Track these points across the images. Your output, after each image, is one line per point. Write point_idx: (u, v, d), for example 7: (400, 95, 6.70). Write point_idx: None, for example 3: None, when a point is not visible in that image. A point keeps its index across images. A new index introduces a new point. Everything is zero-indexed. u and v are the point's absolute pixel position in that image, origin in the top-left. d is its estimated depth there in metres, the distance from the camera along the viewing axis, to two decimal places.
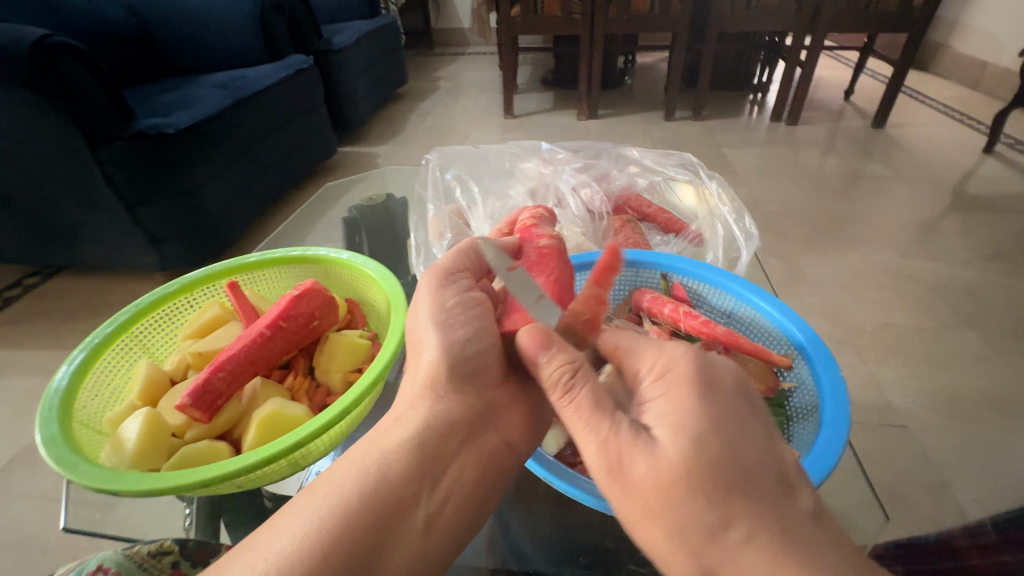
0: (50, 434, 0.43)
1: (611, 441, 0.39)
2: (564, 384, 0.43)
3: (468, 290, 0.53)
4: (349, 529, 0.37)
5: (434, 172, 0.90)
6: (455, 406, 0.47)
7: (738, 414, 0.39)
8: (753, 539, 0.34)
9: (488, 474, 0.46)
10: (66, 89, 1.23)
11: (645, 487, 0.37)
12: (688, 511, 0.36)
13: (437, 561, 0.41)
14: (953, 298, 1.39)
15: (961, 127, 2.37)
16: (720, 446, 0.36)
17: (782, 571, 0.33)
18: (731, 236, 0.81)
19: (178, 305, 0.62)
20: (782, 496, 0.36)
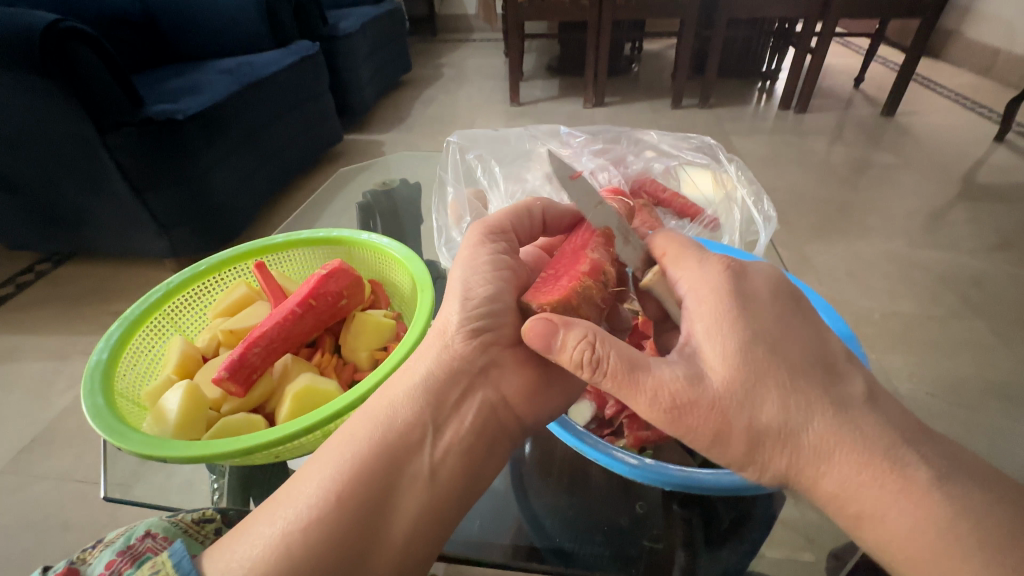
0: (96, 404, 0.44)
1: (665, 383, 0.41)
2: (588, 362, 0.42)
3: (499, 251, 0.55)
4: (361, 475, 0.42)
5: (455, 154, 0.91)
6: (456, 358, 0.49)
7: (775, 318, 0.43)
8: (818, 426, 0.39)
9: (488, 427, 0.49)
10: (77, 74, 1.24)
11: (713, 404, 0.41)
12: (757, 415, 0.40)
13: (445, 504, 0.44)
14: (959, 287, 1.39)
15: (971, 116, 2.35)
16: (769, 350, 0.41)
17: (849, 441, 0.39)
18: (749, 219, 0.84)
19: (207, 283, 0.63)
20: (833, 381, 0.41)
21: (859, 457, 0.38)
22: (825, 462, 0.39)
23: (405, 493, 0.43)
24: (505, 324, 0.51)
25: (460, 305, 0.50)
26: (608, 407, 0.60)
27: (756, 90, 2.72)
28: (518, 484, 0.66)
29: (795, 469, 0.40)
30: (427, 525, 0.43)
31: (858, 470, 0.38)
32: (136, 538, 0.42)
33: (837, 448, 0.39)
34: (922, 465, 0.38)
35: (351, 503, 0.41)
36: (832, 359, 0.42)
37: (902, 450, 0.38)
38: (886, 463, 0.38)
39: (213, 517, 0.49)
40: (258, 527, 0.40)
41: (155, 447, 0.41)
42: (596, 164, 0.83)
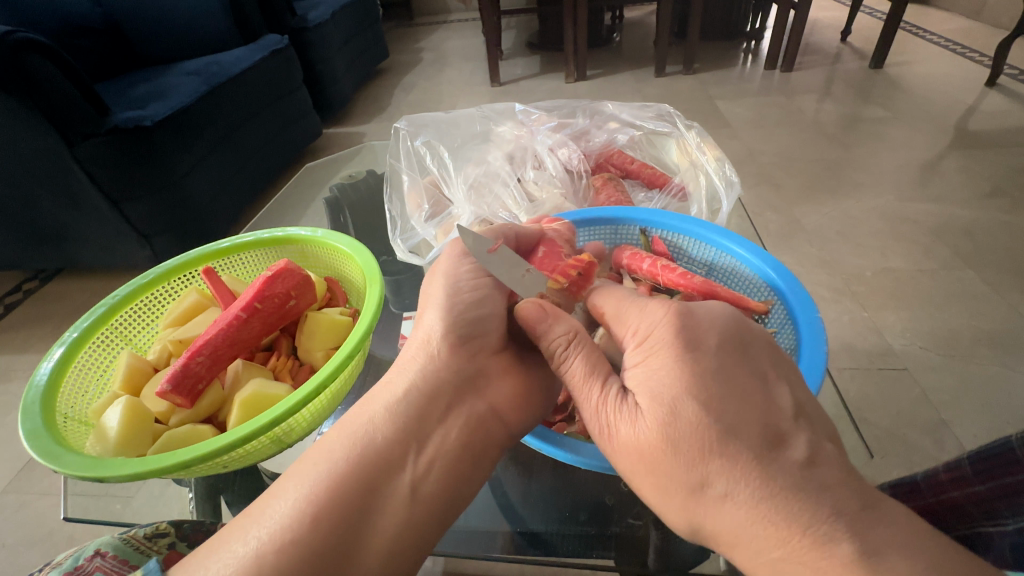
0: (34, 428, 0.47)
1: (606, 403, 0.42)
2: (560, 354, 0.47)
3: (489, 263, 0.56)
4: (339, 492, 0.40)
5: (404, 140, 0.89)
6: (443, 367, 0.48)
7: (718, 370, 0.39)
8: (730, 494, 0.36)
9: (475, 439, 0.46)
10: (36, 84, 1.20)
11: (631, 450, 0.40)
12: (673, 473, 0.38)
13: (424, 524, 0.42)
14: (952, 239, 1.37)
15: (962, 61, 2.29)
16: (700, 405, 0.38)
17: (758, 518, 0.35)
18: (712, 187, 0.80)
19: (156, 294, 0.65)
20: (768, 447, 0.36)
21: (773, 529, 0.34)
22: (740, 530, 0.35)
23: (386, 511, 0.41)
24: (489, 332, 0.52)
25: (446, 312, 0.50)
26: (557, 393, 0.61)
27: (741, 51, 2.65)
28: (494, 472, 0.65)
29: (714, 531, 0.37)
30: (407, 543, 0.40)
31: (773, 543, 0.34)
32: (85, 558, 0.44)
33: (753, 516, 0.35)
34: (848, 543, 0.32)
35: (327, 520, 0.38)
36: (776, 420, 0.37)
37: (826, 526, 0.33)
38: (802, 538, 0.33)
39: (168, 532, 0.49)
40: (233, 546, 0.37)
41: (90, 468, 0.43)
42: (554, 140, 0.82)
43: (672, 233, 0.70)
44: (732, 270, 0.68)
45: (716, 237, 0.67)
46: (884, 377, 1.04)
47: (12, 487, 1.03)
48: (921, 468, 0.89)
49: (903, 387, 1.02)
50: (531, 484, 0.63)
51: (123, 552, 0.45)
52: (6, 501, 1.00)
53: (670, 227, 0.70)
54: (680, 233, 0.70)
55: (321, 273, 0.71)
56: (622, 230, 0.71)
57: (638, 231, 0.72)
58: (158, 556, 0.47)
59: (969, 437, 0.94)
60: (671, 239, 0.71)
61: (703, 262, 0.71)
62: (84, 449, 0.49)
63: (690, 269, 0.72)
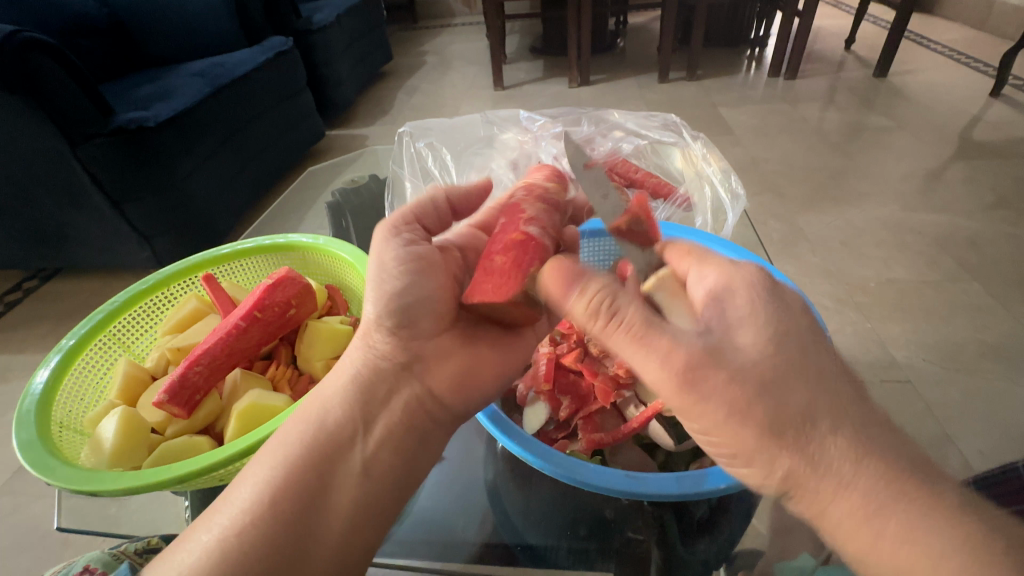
0: (28, 439, 0.46)
1: (684, 346, 0.37)
2: (605, 311, 0.39)
3: (409, 243, 0.49)
4: (285, 483, 0.41)
5: (408, 145, 0.88)
6: (378, 355, 0.47)
7: (809, 321, 0.38)
8: (840, 433, 0.34)
9: (416, 419, 0.46)
10: (39, 85, 1.20)
11: (728, 385, 0.35)
12: (779, 408, 0.35)
13: (381, 497, 0.43)
14: (957, 250, 1.36)
15: (966, 71, 2.28)
16: (804, 348, 0.36)
17: (868, 459, 0.34)
18: (718, 200, 0.81)
19: (154, 301, 0.64)
20: (859, 398, 0.37)
21: (882, 470, 0.34)
22: (848, 470, 0.34)
23: (337, 494, 0.41)
24: (422, 318, 0.47)
25: (376, 301, 0.46)
26: (563, 409, 0.61)
27: (745, 59, 2.65)
28: (493, 483, 0.64)
29: (809, 479, 0.35)
30: (362, 525, 0.41)
31: (882, 482, 0.33)
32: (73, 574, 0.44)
33: (861, 456, 0.34)
34: (948, 490, 0.34)
35: (273, 511, 0.39)
36: (857, 380, 0.38)
37: (925, 473, 0.34)
38: (910, 481, 0.33)
39: (159, 547, 0.49)
40: (196, 535, 0.39)
41: (82, 482, 0.42)
42: (558, 149, 0.80)
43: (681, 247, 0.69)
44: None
45: (725, 252, 0.66)
46: (888, 389, 1.03)
47: (7, 489, 1.02)
48: None
49: (907, 399, 1.01)
50: (529, 496, 0.62)
51: (113, 567, 0.45)
52: (1, 503, 0.99)
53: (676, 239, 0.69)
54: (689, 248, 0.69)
55: (322, 281, 0.71)
56: None
57: None
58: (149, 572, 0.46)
59: (973, 452, 0.93)
60: None
61: None
62: (79, 459, 0.49)
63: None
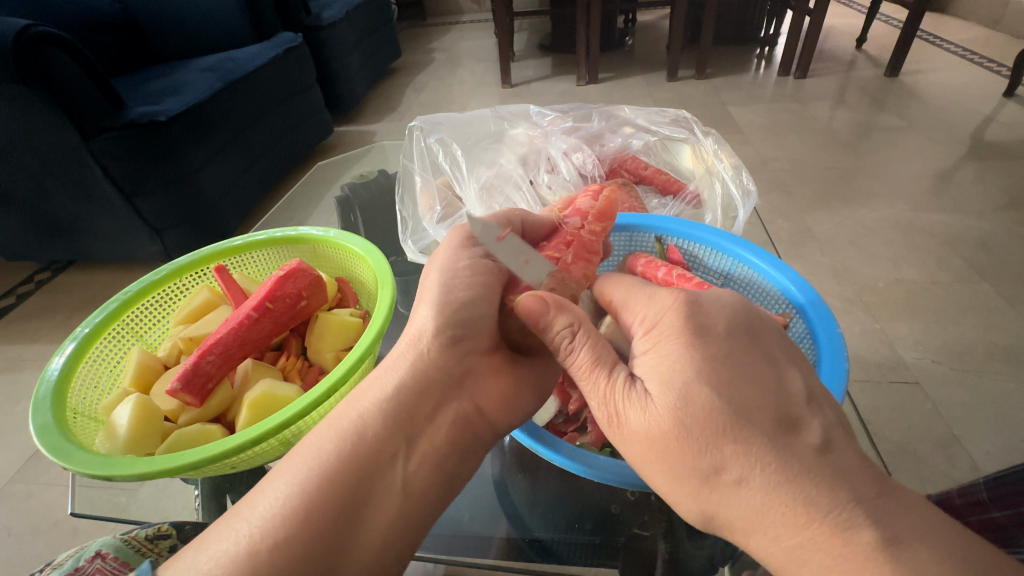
0: (44, 423, 0.47)
1: (615, 391, 0.40)
2: (565, 345, 0.43)
3: (483, 256, 0.51)
4: (328, 487, 0.39)
5: (418, 140, 0.89)
6: (431, 366, 0.47)
7: (732, 356, 0.38)
8: (748, 479, 0.35)
9: (462, 438, 0.46)
10: (54, 79, 1.21)
11: (641, 438, 0.38)
12: (683, 460, 0.37)
13: (415, 517, 0.42)
14: (967, 251, 1.34)
15: (979, 71, 2.25)
16: (716, 391, 0.36)
17: (779, 503, 0.34)
18: (729, 196, 0.79)
19: (166, 291, 0.65)
20: (783, 434, 0.35)
21: (796, 514, 0.34)
22: (758, 516, 0.35)
23: (376, 507, 0.40)
24: (480, 333, 0.49)
25: (439, 310, 0.47)
26: (572, 402, 0.61)
27: (755, 57, 2.63)
28: (500, 476, 0.65)
29: (727, 518, 0.36)
30: (397, 537, 0.40)
31: (794, 529, 0.34)
32: (85, 560, 0.44)
33: (771, 501, 0.34)
34: (868, 527, 0.32)
35: (316, 517, 0.38)
36: (790, 405, 0.36)
37: (847, 512, 0.33)
38: (824, 524, 0.33)
39: (169, 533, 0.49)
40: (221, 541, 0.37)
41: (97, 466, 0.43)
42: (568, 144, 0.82)
43: (689, 242, 0.69)
44: (750, 281, 0.67)
45: (732, 246, 0.67)
46: (896, 390, 1.02)
47: (18, 478, 1.03)
48: (935, 485, 0.87)
49: (915, 400, 1.00)
50: (536, 487, 0.62)
51: (125, 554, 0.45)
52: (14, 491, 1.01)
53: (687, 235, 0.69)
54: (697, 243, 0.69)
55: (331, 273, 0.71)
56: (637, 238, 0.71)
57: (653, 239, 0.72)
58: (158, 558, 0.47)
59: (981, 454, 0.92)
60: (687, 248, 0.71)
61: (719, 272, 0.70)
62: (93, 445, 0.49)
63: (705, 278, 0.71)
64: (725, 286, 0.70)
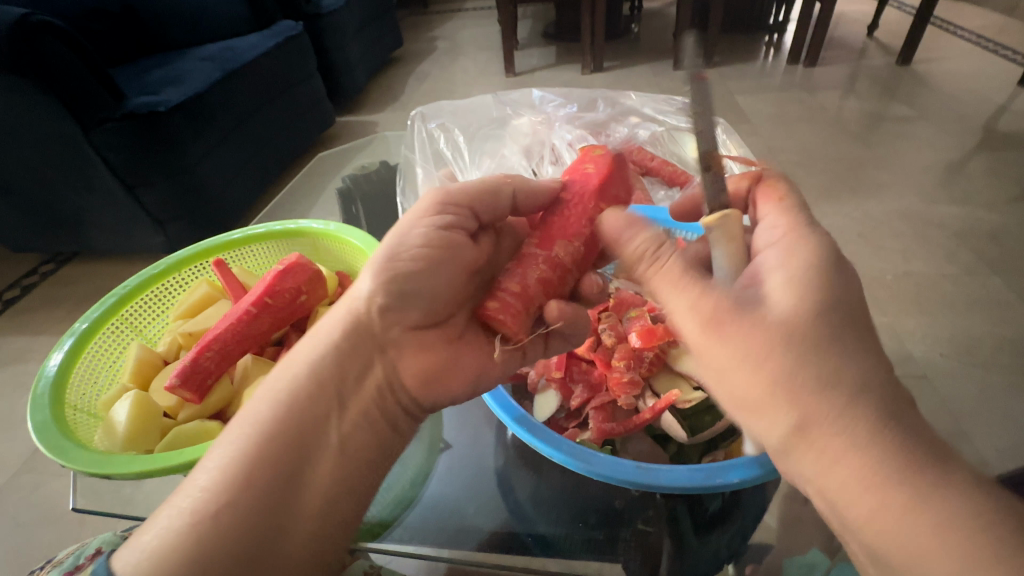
0: (43, 420, 0.46)
1: (705, 301, 0.40)
2: (651, 256, 0.44)
3: (443, 226, 0.50)
4: (258, 454, 0.40)
5: (419, 127, 0.87)
6: (359, 326, 0.48)
7: (856, 300, 0.38)
8: (866, 400, 0.34)
9: (379, 406, 0.47)
10: (50, 68, 1.20)
11: (751, 337, 0.37)
12: (789, 367, 0.36)
13: (352, 479, 0.43)
14: (978, 244, 1.32)
15: (992, 59, 2.20)
16: (835, 317, 0.37)
17: (881, 429, 0.33)
18: (737, 187, 0.81)
19: (166, 285, 0.64)
20: (889, 371, 0.36)
21: (886, 471, 0.33)
22: (857, 441, 0.34)
23: (315, 468, 0.41)
24: (413, 306, 0.49)
25: (378, 277, 0.48)
26: (575, 398, 0.60)
27: (763, 45, 2.57)
28: (502, 469, 0.65)
29: (817, 442, 0.35)
30: (337, 499, 0.41)
31: (886, 484, 0.33)
32: (85, 558, 0.43)
33: (867, 456, 0.33)
34: (960, 468, 0.33)
35: (248, 484, 0.38)
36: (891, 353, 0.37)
37: (940, 446, 0.34)
38: (923, 455, 0.33)
39: None
40: (164, 517, 0.37)
41: (96, 465, 0.43)
42: (573, 135, 0.80)
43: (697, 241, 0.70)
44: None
45: None
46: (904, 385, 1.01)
47: (25, 468, 1.04)
48: None
49: (924, 395, 0.99)
50: (540, 483, 0.62)
51: None
52: (21, 481, 1.01)
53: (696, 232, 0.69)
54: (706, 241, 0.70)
55: (333, 268, 0.71)
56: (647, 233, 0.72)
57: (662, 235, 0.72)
58: None
59: (989, 450, 0.91)
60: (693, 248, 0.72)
61: None
62: (92, 441, 0.49)
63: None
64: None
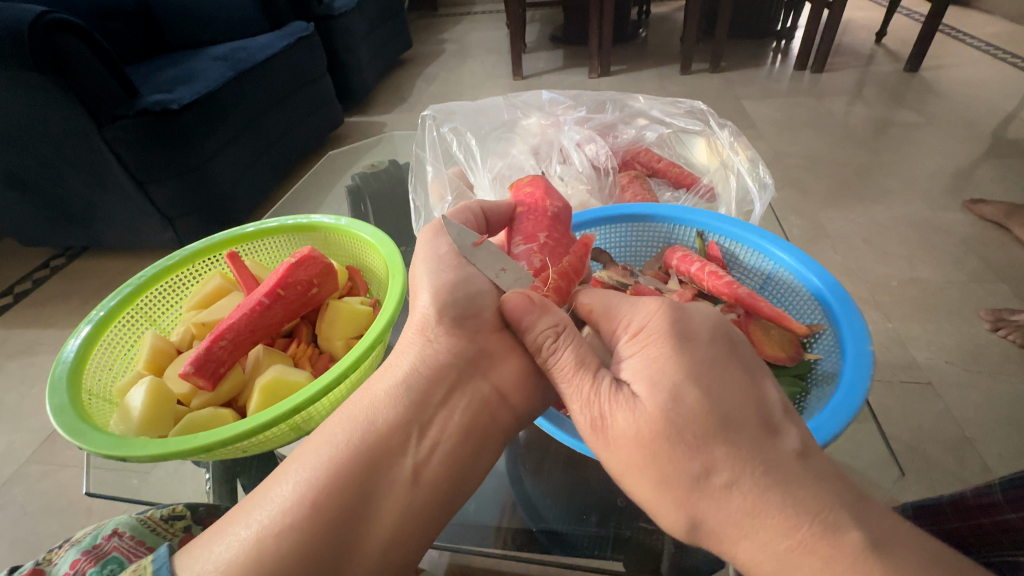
0: (61, 404, 0.48)
1: (601, 397, 0.39)
2: (547, 347, 0.43)
3: (467, 238, 0.53)
4: (341, 479, 0.39)
5: (431, 130, 0.88)
6: (442, 350, 0.47)
7: (716, 364, 0.38)
8: (736, 484, 0.34)
9: (476, 424, 0.45)
10: (68, 66, 1.22)
11: (627, 440, 0.37)
12: (669, 464, 0.36)
13: (427, 509, 0.41)
14: (985, 251, 1.31)
15: (1001, 67, 2.19)
16: (700, 396, 0.36)
17: (767, 511, 0.33)
18: (744, 188, 0.79)
19: (180, 276, 0.66)
20: (764, 437, 0.35)
21: (783, 520, 0.32)
22: (744, 524, 0.34)
23: (384, 498, 0.40)
24: (484, 309, 0.49)
25: (432, 293, 0.48)
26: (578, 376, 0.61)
27: (771, 50, 2.58)
28: (512, 466, 0.65)
29: (711, 523, 0.35)
30: (409, 530, 0.40)
31: (782, 535, 0.32)
32: (103, 537, 0.44)
33: (759, 506, 0.33)
34: (854, 528, 0.32)
35: (327, 509, 0.38)
36: (769, 410, 0.36)
37: (832, 513, 0.32)
38: (814, 526, 0.32)
39: (183, 514, 0.50)
40: (235, 528, 0.38)
41: (113, 447, 0.44)
42: (581, 135, 0.82)
43: (730, 240, 0.69)
44: (789, 285, 0.65)
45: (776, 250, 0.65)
46: (908, 391, 1.01)
47: (33, 458, 1.05)
48: (945, 486, 0.86)
49: (928, 400, 0.99)
50: (546, 481, 0.62)
51: (140, 532, 0.46)
52: (29, 470, 1.03)
53: (729, 233, 0.69)
54: (740, 242, 0.68)
55: (343, 262, 0.72)
56: (677, 231, 0.71)
57: (694, 234, 0.71)
58: (172, 538, 0.48)
59: (993, 457, 0.90)
60: (727, 246, 0.70)
61: (759, 274, 0.69)
62: (108, 426, 0.50)
63: (744, 279, 0.70)
64: (764, 288, 0.69)
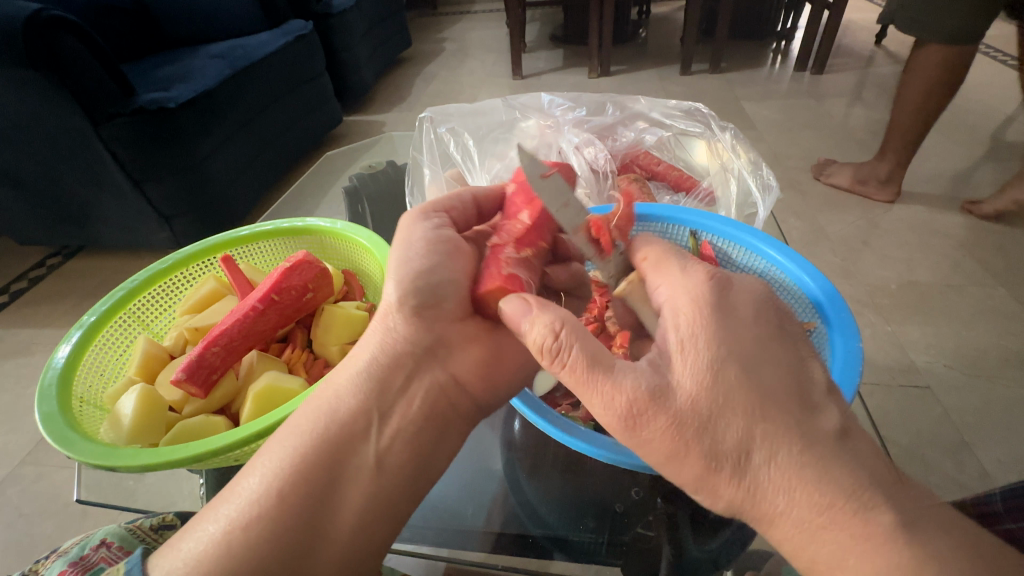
0: (50, 411, 0.47)
1: (625, 390, 0.36)
2: (550, 350, 0.39)
3: (438, 227, 0.49)
4: (305, 472, 0.40)
5: (429, 132, 0.87)
6: (400, 340, 0.45)
7: (759, 338, 0.37)
8: (776, 461, 0.33)
9: (438, 411, 0.44)
10: (62, 63, 1.21)
11: (666, 426, 0.35)
12: (710, 446, 0.34)
13: (394, 496, 0.42)
14: (985, 254, 1.31)
15: (1002, 70, 2.19)
16: (744, 371, 0.35)
17: (806, 488, 0.33)
18: (745, 191, 0.79)
19: (172, 280, 0.65)
20: (805, 414, 0.34)
21: (820, 498, 0.32)
22: (781, 501, 0.33)
23: (350, 486, 0.40)
24: (446, 299, 0.46)
25: (400, 285, 0.45)
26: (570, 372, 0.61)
27: (771, 52, 2.57)
28: (509, 470, 0.64)
29: (750, 504, 0.34)
30: (373, 522, 0.40)
31: (814, 511, 0.32)
32: (90, 548, 0.44)
33: (797, 484, 0.33)
34: (886, 508, 0.32)
35: (291, 498, 0.39)
36: (809, 387, 0.36)
37: (867, 492, 0.32)
38: (848, 505, 0.32)
39: (175, 523, 0.49)
40: (204, 524, 0.38)
41: (100, 457, 0.43)
42: (580, 138, 0.81)
43: (723, 239, 0.68)
44: (781, 285, 0.65)
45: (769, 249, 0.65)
46: (907, 394, 1.01)
47: (28, 459, 1.04)
48: (945, 490, 0.85)
49: (927, 404, 0.99)
50: (543, 486, 0.62)
51: (129, 542, 0.45)
52: (23, 472, 1.02)
53: (723, 233, 0.68)
54: (732, 241, 0.68)
55: (339, 266, 0.71)
56: (670, 231, 0.70)
57: (687, 233, 0.70)
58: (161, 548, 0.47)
59: (991, 461, 0.90)
60: (720, 245, 0.70)
61: (751, 273, 0.68)
62: (98, 434, 0.50)
63: (735, 278, 0.70)
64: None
